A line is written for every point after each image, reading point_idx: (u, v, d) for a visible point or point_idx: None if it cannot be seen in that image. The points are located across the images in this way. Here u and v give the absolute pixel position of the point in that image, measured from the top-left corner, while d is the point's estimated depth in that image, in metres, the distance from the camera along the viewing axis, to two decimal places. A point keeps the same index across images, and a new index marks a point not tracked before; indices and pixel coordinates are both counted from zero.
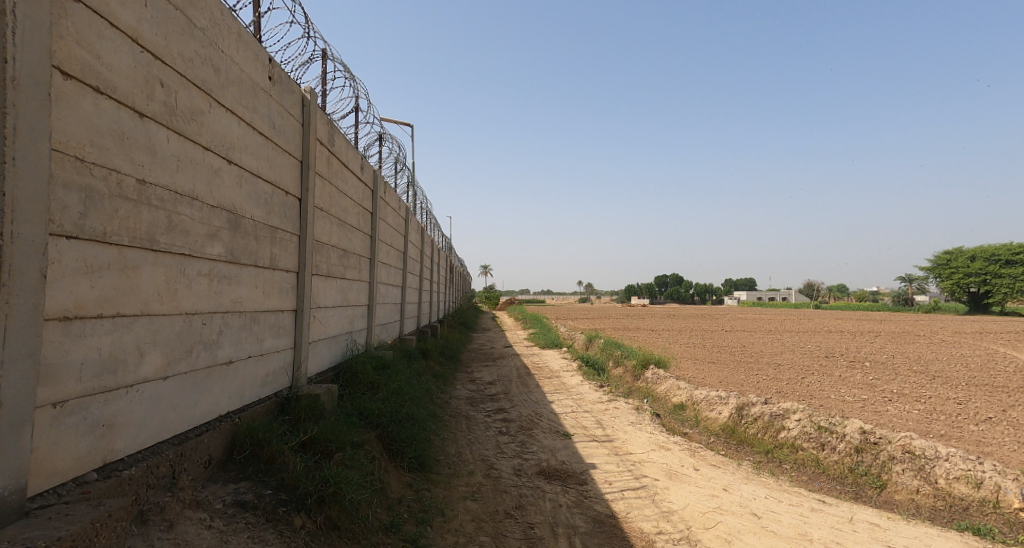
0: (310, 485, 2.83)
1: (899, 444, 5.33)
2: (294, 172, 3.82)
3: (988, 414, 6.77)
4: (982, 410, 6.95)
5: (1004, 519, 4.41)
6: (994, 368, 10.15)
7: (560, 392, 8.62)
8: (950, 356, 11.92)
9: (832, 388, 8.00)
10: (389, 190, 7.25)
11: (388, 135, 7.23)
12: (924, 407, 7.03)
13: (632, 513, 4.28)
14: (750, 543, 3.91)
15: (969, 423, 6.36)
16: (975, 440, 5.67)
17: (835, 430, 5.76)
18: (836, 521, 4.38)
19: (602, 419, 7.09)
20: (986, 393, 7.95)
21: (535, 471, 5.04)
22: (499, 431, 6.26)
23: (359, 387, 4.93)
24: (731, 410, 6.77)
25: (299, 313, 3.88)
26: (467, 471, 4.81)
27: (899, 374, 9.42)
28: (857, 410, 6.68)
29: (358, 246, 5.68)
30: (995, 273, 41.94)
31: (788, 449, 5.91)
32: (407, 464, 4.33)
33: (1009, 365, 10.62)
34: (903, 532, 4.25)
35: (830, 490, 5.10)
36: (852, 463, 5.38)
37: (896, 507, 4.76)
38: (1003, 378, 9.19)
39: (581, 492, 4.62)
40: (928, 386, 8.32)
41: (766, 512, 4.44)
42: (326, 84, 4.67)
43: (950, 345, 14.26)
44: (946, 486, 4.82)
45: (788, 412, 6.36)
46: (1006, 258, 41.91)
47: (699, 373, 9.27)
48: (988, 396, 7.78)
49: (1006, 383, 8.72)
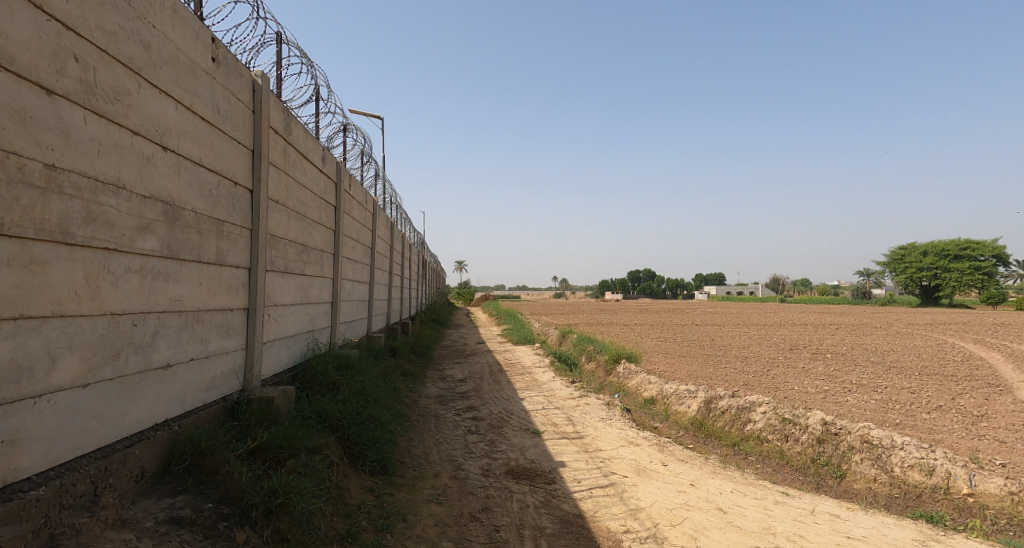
0: (256, 496, 2.64)
1: (857, 434, 5.36)
2: (244, 162, 3.57)
3: (939, 402, 6.92)
4: (934, 398, 7.10)
5: (956, 506, 4.47)
6: (943, 358, 10.43)
7: (531, 388, 8.52)
8: (899, 347, 12.28)
9: (796, 380, 8.08)
10: (355, 183, 7.00)
11: (353, 125, 6.96)
12: (880, 397, 7.15)
13: (600, 512, 4.18)
14: (715, 539, 3.85)
15: (923, 411, 6.48)
16: (930, 429, 5.75)
17: (798, 421, 5.79)
18: (798, 513, 4.36)
19: (573, 415, 6.99)
20: (938, 382, 8.14)
21: (503, 471, 4.90)
22: (468, 430, 6.10)
23: (318, 389, 4.70)
24: (700, 404, 6.76)
25: (251, 312, 3.64)
26: (432, 473, 4.64)
27: (857, 365, 9.62)
28: (819, 401, 6.74)
29: (319, 242, 5.43)
30: (945, 268, 43.77)
31: (753, 441, 5.91)
32: (369, 468, 4.14)
33: (956, 355, 10.99)
34: (861, 522, 4.26)
35: (792, 481, 5.10)
36: (813, 454, 5.39)
37: (854, 496, 4.79)
38: (952, 367, 9.45)
39: (549, 492, 4.50)
40: (885, 377, 8.46)
41: (732, 507, 4.39)
42: (280, 69, 4.41)
43: (900, 336, 14.78)
44: (901, 475, 4.87)
45: (754, 404, 6.37)
46: (955, 254, 43.85)
47: (670, 367, 9.29)
48: (940, 385, 7.96)
49: (955, 372, 8.97)
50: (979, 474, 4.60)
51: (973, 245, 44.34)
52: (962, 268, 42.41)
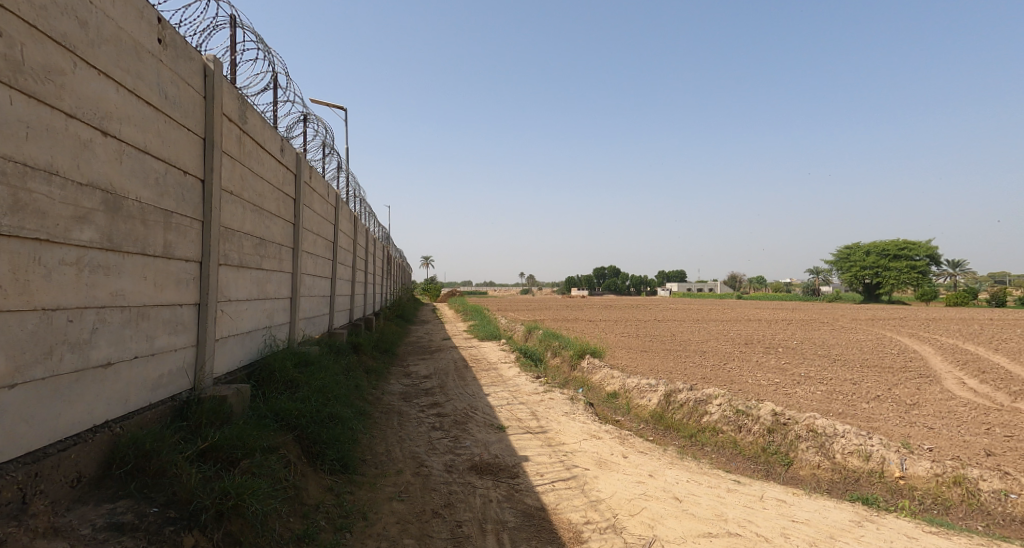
0: (205, 498, 2.52)
1: (804, 423, 5.60)
2: (195, 150, 3.41)
3: (878, 392, 7.26)
4: (874, 388, 7.44)
5: (889, 488, 4.74)
6: (883, 351, 10.95)
7: (495, 384, 8.48)
8: (844, 341, 12.79)
9: (750, 373, 8.31)
10: (316, 175, 6.81)
11: (314, 115, 6.76)
12: (826, 388, 7.42)
13: (561, 504, 4.18)
14: (671, 528, 3.91)
15: (863, 401, 6.76)
16: (869, 417, 6.02)
17: (751, 412, 5.95)
18: (748, 500, 4.47)
19: (537, 410, 6.99)
20: (877, 373, 8.54)
21: (467, 466, 4.85)
22: (432, 426, 6.02)
23: (276, 387, 4.54)
24: (660, 397, 6.86)
25: (202, 308, 3.48)
26: (395, 470, 4.55)
27: (806, 358, 9.97)
28: (770, 393, 6.94)
29: (277, 235, 5.26)
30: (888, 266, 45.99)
31: (710, 432, 6.03)
32: (329, 467, 4.03)
33: (894, 347, 11.57)
34: (805, 507, 4.41)
35: (744, 470, 5.23)
36: (764, 443, 5.55)
37: (800, 482, 4.96)
38: (891, 359, 9.92)
39: (512, 486, 4.48)
40: (831, 369, 8.81)
41: (687, 496, 4.47)
42: (235, 55, 4.23)
43: (843, 331, 15.47)
44: (842, 460, 5.11)
45: (710, 397, 6.52)
46: (897, 253, 46.16)
47: (632, 361, 9.42)
48: (881, 376, 8.33)
49: (893, 364, 9.43)
50: (910, 458, 4.89)
51: (914, 244, 46.62)
52: (904, 266, 44.53)
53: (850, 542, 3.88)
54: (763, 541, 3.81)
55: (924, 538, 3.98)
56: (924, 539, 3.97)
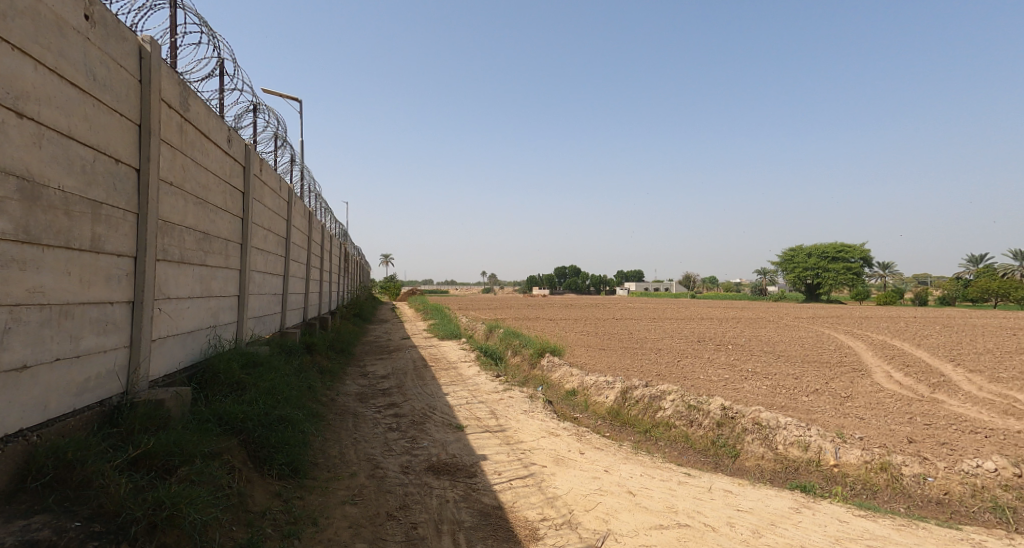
0: (136, 510, 2.35)
1: (750, 417, 5.73)
2: (128, 137, 3.18)
3: (817, 385, 7.56)
4: (814, 382, 7.74)
5: (824, 476, 4.91)
6: (823, 347, 11.43)
7: (454, 383, 8.36)
8: (787, 338, 13.29)
9: (703, 369, 8.49)
10: (266, 168, 6.53)
11: (264, 105, 6.48)
12: (771, 382, 7.66)
13: (518, 502, 4.12)
14: (625, 521, 3.91)
15: (805, 394, 7.01)
16: (810, 409, 6.23)
17: (702, 406, 6.07)
18: (697, 491, 4.53)
19: (495, 409, 6.91)
20: (817, 368, 8.91)
21: (424, 467, 4.73)
22: (388, 427, 5.87)
23: (220, 389, 4.31)
24: (617, 394, 6.91)
25: (137, 306, 3.25)
26: (348, 474, 4.39)
27: (754, 354, 10.28)
28: (721, 388, 7.09)
29: (223, 230, 5.00)
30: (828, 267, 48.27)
31: (663, 427, 6.09)
32: (277, 472, 3.84)
33: (832, 344, 12.13)
34: (750, 496, 4.50)
35: (695, 463, 5.30)
36: (713, 436, 5.65)
37: (746, 472, 5.07)
38: (831, 355, 10.37)
39: (469, 485, 4.39)
40: (777, 365, 9.11)
41: (640, 489, 4.49)
42: (174, 39, 3.98)
43: (786, 329, 16.13)
44: (783, 451, 5.26)
45: (665, 393, 6.61)
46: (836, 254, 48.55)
47: (591, 359, 9.47)
48: (821, 371, 8.66)
49: (832, 359, 9.86)
50: (843, 447, 5.10)
51: (850, 247, 49.17)
52: (842, 268, 46.91)
53: (790, 528, 3.97)
54: (710, 530, 3.85)
55: (854, 522, 4.13)
56: (853, 522, 4.12)
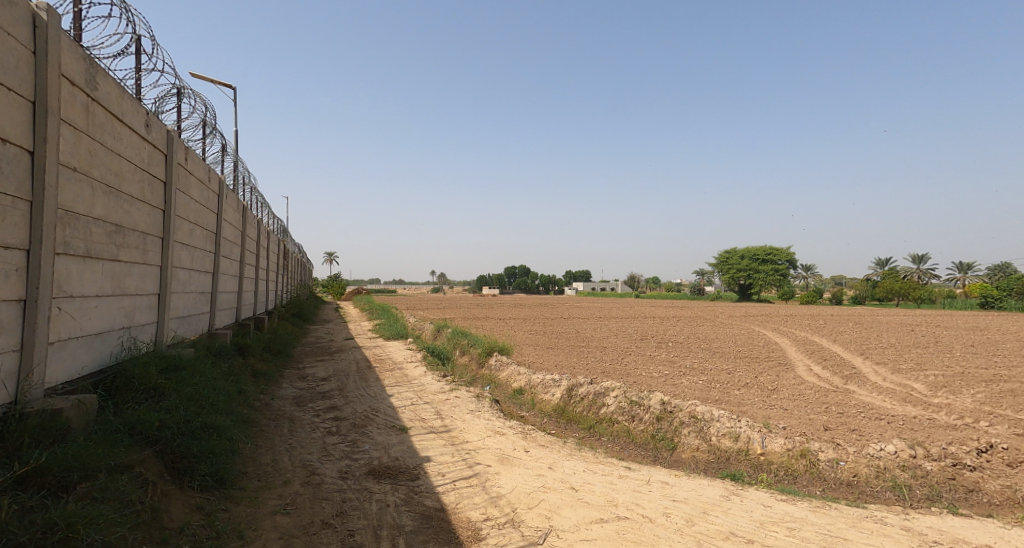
0: (21, 535, 2.52)
1: (687, 411, 6.10)
2: (17, 113, 3.10)
3: (747, 379, 8.09)
4: (744, 376, 8.27)
5: (752, 464, 5.29)
6: (754, 344, 12.17)
7: (400, 384, 8.38)
8: (721, 335, 14.03)
9: (644, 366, 8.88)
10: (193, 158, 6.35)
11: (191, 90, 6.31)
12: (706, 377, 8.13)
13: (461, 503, 4.26)
14: (566, 517, 4.11)
15: (737, 388, 7.48)
16: (740, 402, 6.68)
17: (643, 403, 6.40)
18: (637, 484, 4.81)
19: (442, 409, 7.01)
20: (748, 363, 9.50)
21: (364, 471, 4.78)
22: (327, 431, 5.86)
23: (135, 396, 4.19)
24: (563, 392, 7.17)
25: (26, 305, 3.19)
26: (281, 482, 4.38)
27: (692, 351, 10.83)
28: (661, 384, 7.47)
29: (140, 221, 4.85)
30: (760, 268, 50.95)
31: (607, 423, 6.37)
32: (199, 484, 3.78)
33: (762, 340, 12.92)
34: (684, 487, 4.81)
35: (635, 456, 5.59)
36: (653, 431, 5.98)
37: (682, 464, 5.41)
38: (761, 351, 11.06)
39: (411, 488, 4.48)
40: (712, 361, 9.64)
41: (582, 485, 4.72)
42: (77, 12, 3.88)
43: (721, 326, 17.02)
44: (716, 442, 5.64)
45: (608, 390, 6.93)
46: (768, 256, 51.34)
47: (538, 358, 9.71)
48: (750, 365, 9.24)
49: (762, 355, 10.52)
50: (768, 437, 5.52)
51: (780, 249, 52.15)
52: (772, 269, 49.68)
53: (720, 515, 4.29)
54: (648, 522, 4.12)
55: (776, 506, 4.50)
56: (776, 506, 4.49)
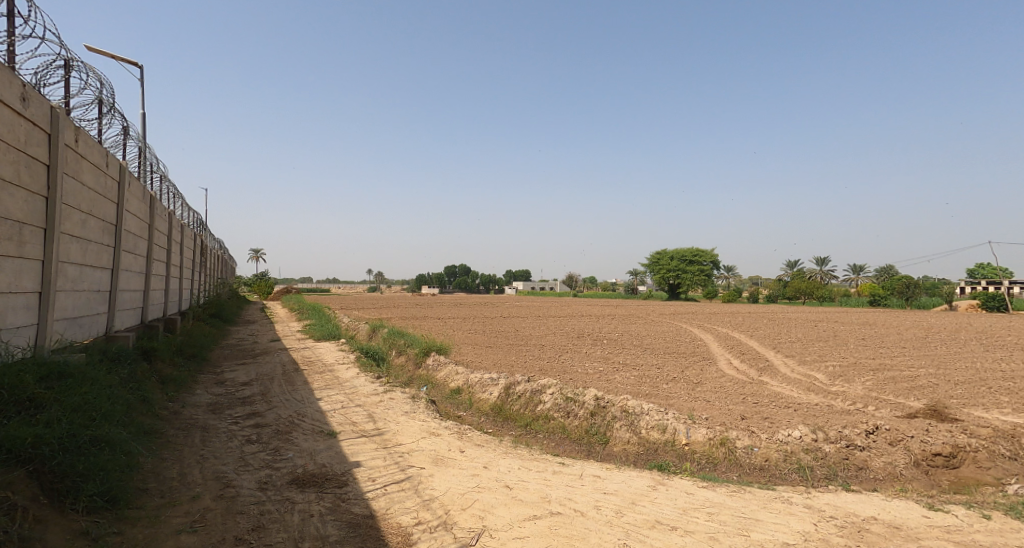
0: None
1: (619, 405, 6.42)
2: None
3: (674, 374, 8.55)
4: (671, 371, 8.74)
5: (678, 454, 5.64)
6: (682, 340, 12.84)
7: (330, 387, 8.25)
8: (651, 332, 14.67)
9: (579, 363, 9.20)
10: (90, 143, 5.90)
11: (92, 70, 5.88)
12: (637, 373, 8.53)
13: (392, 509, 4.32)
14: (499, 516, 4.27)
15: (664, 382, 7.90)
16: (668, 395, 7.08)
17: (578, 399, 6.67)
18: (570, 479, 5.02)
19: (374, 412, 6.98)
20: (677, 358, 10.02)
21: (285, 481, 4.74)
22: (246, 440, 5.73)
23: (8, 409, 3.81)
24: (500, 390, 7.34)
25: None
26: (189, 497, 4.28)
27: (625, 348, 11.29)
28: (595, 380, 7.78)
29: (12, 207, 4.44)
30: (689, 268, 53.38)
31: (543, 420, 6.58)
32: (85, 506, 3.59)
33: (689, 337, 13.65)
34: (614, 479, 5.08)
35: (569, 452, 5.83)
36: (587, 426, 6.24)
37: (614, 457, 5.69)
38: (689, 346, 11.69)
39: (338, 496, 4.49)
40: (643, 357, 10.10)
41: (517, 483, 4.89)
42: None
43: (653, 324, 17.80)
44: (646, 434, 5.96)
45: (545, 387, 7.17)
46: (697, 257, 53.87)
47: (476, 357, 9.84)
48: (677, 360, 9.76)
49: (690, 350, 11.12)
50: (691, 427, 5.90)
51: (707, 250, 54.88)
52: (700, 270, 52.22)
53: (648, 505, 4.57)
54: (579, 515, 4.33)
55: (698, 493, 4.83)
56: (698, 493, 4.82)
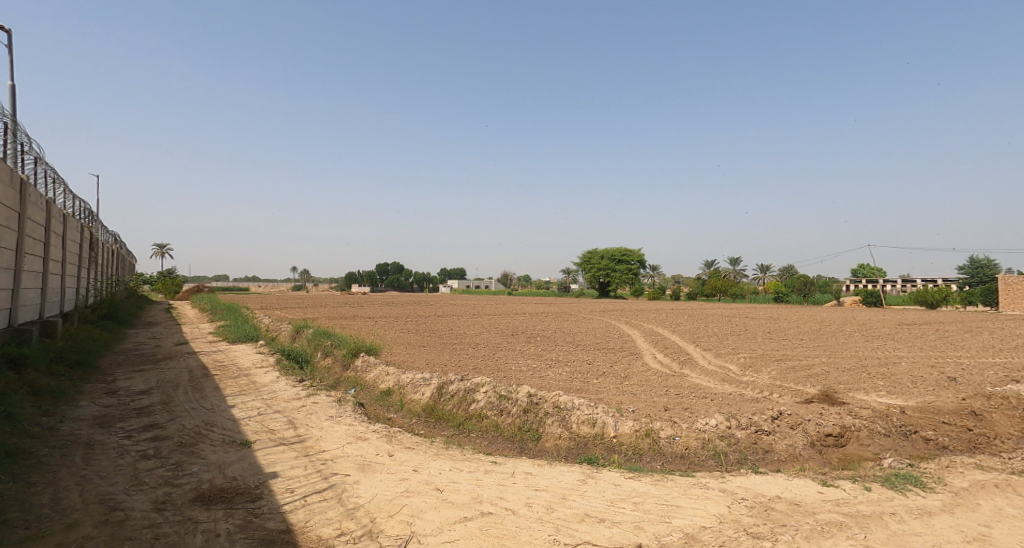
0: None
1: (551, 401, 6.63)
2: None
3: (601, 368, 8.90)
4: (600, 366, 9.08)
5: (607, 446, 5.90)
6: (612, 336, 13.33)
7: (245, 393, 7.93)
8: (583, 329, 15.11)
9: (513, 361, 9.38)
10: None
11: None
12: (567, 368, 8.80)
13: (312, 521, 4.30)
14: (428, 521, 4.34)
15: (593, 377, 8.20)
16: (597, 390, 7.38)
17: (511, 396, 6.84)
18: (501, 478, 5.15)
19: (295, 417, 6.80)
20: (606, 354, 10.41)
21: (189, 499, 4.56)
22: (141, 455, 5.39)
23: None
24: (433, 390, 7.38)
25: None
26: (67, 525, 4.07)
27: (557, 345, 11.59)
28: (528, 377, 7.97)
29: None
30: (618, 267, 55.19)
31: (477, 419, 6.68)
32: None
33: (617, 333, 14.19)
34: (545, 475, 5.26)
35: (502, 449, 5.96)
36: (520, 423, 6.40)
37: (545, 453, 5.87)
38: (617, 342, 12.16)
39: (249, 511, 4.40)
40: (573, 353, 10.42)
41: (447, 485, 4.96)
42: None
43: (585, 321, 18.34)
44: (576, 429, 6.20)
45: (478, 386, 7.28)
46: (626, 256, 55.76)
47: (409, 357, 9.80)
48: (606, 356, 10.15)
49: (618, 346, 11.59)
50: (620, 420, 6.20)
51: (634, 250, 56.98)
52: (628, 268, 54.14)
53: (577, 498, 4.77)
54: (509, 514, 4.47)
55: (624, 483, 5.10)
56: (624, 484, 5.08)
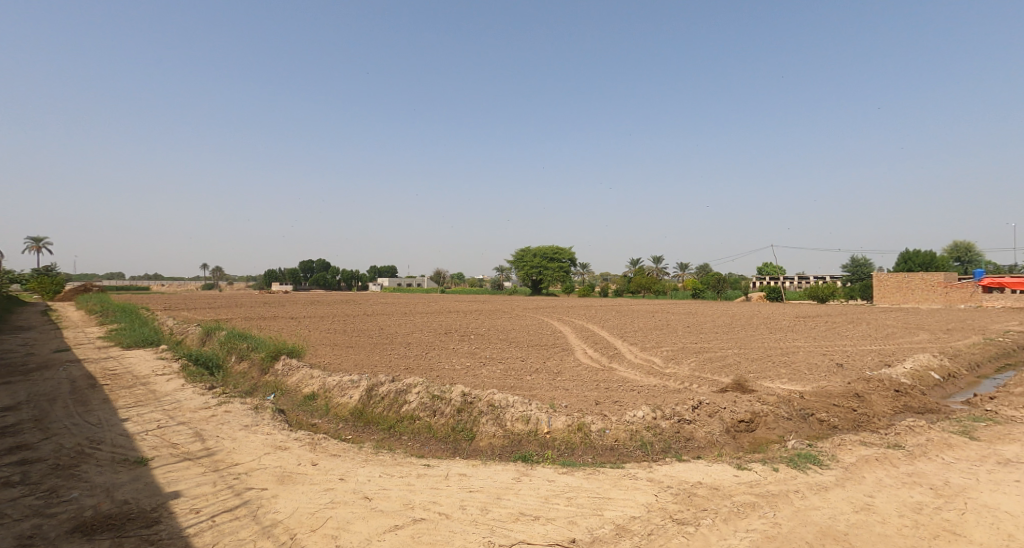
0: None
1: (485, 400, 6.41)
2: None
3: (536, 365, 8.76)
4: (534, 363, 8.94)
5: (540, 442, 5.73)
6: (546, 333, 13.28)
7: (143, 404, 7.13)
8: (514, 326, 15.00)
9: (446, 360, 9.06)
10: None
11: None
12: (501, 366, 8.59)
13: (221, 543, 3.83)
14: (354, 533, 3.98)
15: (528, 374, 8.04)
16: (531, 386, 7.21)
17: (445, 397, 6.55)
18: (434, 481, 4.85)
19: (203, 429, 6.17)
20: (541, 351, 10.30)
21: (65, 530, 3.95)
22: (5, 484, 4.65)
23: None
24: (361, 392, 6.96)
25: None
26: None
27: (491, 342, 11.37)
28: (462, 376, 7.69)
29: None
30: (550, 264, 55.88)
31: (408, 421, 6.33)
32: None
33: (551, 329, 14.18)
34: (481, 475, 5.00)
35: (435, 451, 5.65)
36: (454, 423, 6.11)
37: (481, 452, 5.62)
38: (551, 339, 12.11)
39: (143, 539, 3.86)
40: (507, 350, 10.23)
41: (377, 492, 4.61)
42: None
43: (519, 318, 18.26)
44: (511, 426, 5.99)
45: (410, 386, 6.92)
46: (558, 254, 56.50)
47: (335, 359, 9.26)
48: (540, 352, 10.03)
49: (552, 342, 11.52)
50: (553, 416, 6.05)
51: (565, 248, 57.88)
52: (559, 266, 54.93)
53: (512, 498, 4.56)
54: (444, 519, 4.19)
55: (558, 479, 4.93)
56: (559, 480, 4.91)
